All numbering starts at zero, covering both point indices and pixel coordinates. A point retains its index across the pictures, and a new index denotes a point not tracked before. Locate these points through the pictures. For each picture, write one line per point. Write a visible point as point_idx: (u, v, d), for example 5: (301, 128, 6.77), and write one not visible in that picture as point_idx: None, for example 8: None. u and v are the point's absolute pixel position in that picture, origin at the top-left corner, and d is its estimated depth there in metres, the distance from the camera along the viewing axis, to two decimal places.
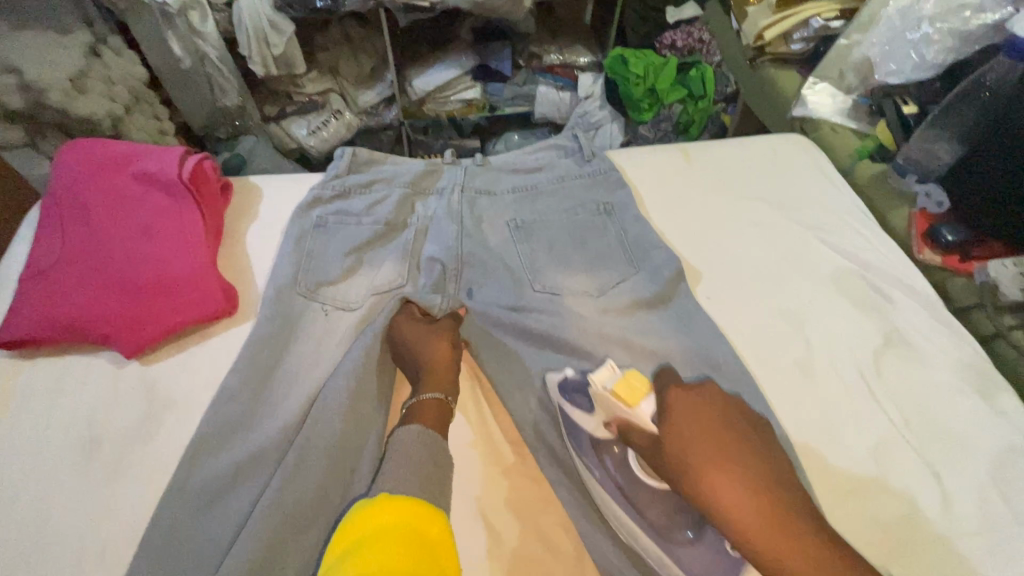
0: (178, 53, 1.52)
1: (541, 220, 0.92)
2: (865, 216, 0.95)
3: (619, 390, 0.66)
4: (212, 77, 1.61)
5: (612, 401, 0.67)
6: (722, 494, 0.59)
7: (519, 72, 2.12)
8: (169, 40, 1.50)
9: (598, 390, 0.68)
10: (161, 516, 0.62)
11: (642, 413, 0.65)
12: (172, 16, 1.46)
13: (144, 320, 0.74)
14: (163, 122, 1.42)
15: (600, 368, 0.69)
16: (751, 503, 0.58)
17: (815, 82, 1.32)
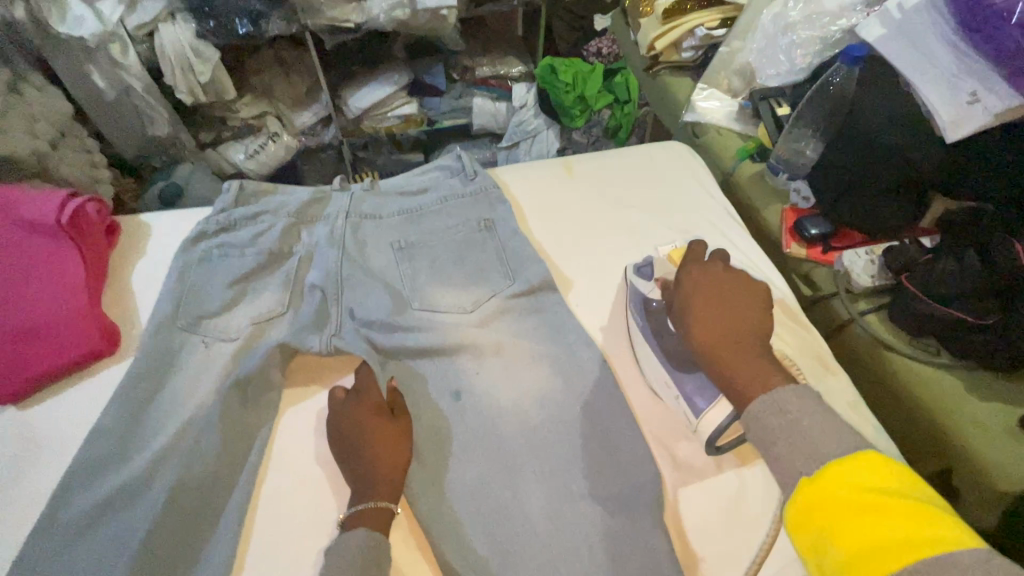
0: (101, 85, 1.53)
1: (424, 240, 0.95)
2: (731, 220, 1.02)
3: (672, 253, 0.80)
4: (139, 108, 1.62)
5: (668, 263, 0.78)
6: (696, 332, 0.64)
7: (454, 86, 2.16)
8: (91, 73, 1.50)
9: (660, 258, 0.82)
10: (27, 553, 0.64)
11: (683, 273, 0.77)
12: (92, 50, 1.46)
13: (17, 364, 0.76)
14: (93, 155, 1.40)
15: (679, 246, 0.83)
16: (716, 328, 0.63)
17: (703, 89, 1.38)
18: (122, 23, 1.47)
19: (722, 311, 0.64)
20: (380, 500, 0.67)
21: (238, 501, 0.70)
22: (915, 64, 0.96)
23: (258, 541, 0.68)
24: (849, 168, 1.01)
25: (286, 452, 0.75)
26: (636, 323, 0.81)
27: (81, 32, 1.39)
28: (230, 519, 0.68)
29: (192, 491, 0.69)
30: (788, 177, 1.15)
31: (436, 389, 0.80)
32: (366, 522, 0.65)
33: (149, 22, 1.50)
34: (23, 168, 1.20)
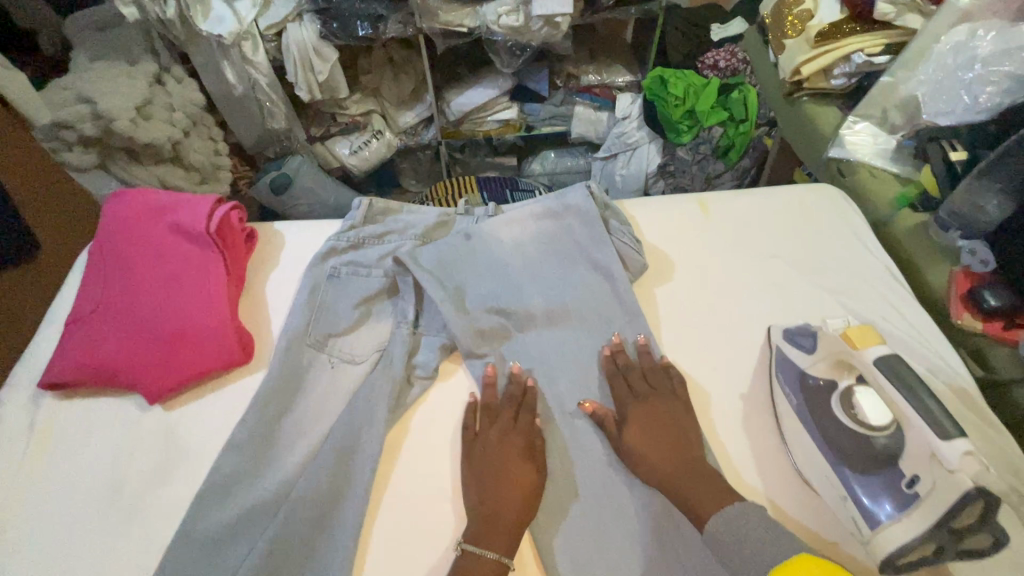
0: (232, 80, 1.57)
1: (545, 273, 0.90)
2: (894, 280, 0.89)
3: (849, 331, 0.65)
4: (262, 103, 1.66)
5: (840, 342, 0.66)
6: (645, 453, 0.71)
7: (555, 93, 2.06)
8: (224, 69, 1.55)
9: (830, 332, 0.70)
10: (168, 561, 0.66)
11: (869, 356, 0.62)
12: (227, 46, 1.51)
13: (168, 368, 0.80)
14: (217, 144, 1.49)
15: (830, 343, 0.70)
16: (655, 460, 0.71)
17: (856, 121, 1.23)
18: (256, 23, 1.52)
19: (669, 446, 0.71)
20: (498, 552, 0.65)
21: (347, 535, 0.68)
22: None
23: None
24: None
25: (397, 489, 0.73)
26: (787, 401, 0.72)
27: (219, 31, 1.45)
28: (337, 555, 0.67)
29: (308, 519, 0.69)
30: (960, 235, 1.00)
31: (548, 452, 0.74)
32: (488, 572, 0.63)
33: (279, 22, 1.54)
34: (163, 152, 1.32)
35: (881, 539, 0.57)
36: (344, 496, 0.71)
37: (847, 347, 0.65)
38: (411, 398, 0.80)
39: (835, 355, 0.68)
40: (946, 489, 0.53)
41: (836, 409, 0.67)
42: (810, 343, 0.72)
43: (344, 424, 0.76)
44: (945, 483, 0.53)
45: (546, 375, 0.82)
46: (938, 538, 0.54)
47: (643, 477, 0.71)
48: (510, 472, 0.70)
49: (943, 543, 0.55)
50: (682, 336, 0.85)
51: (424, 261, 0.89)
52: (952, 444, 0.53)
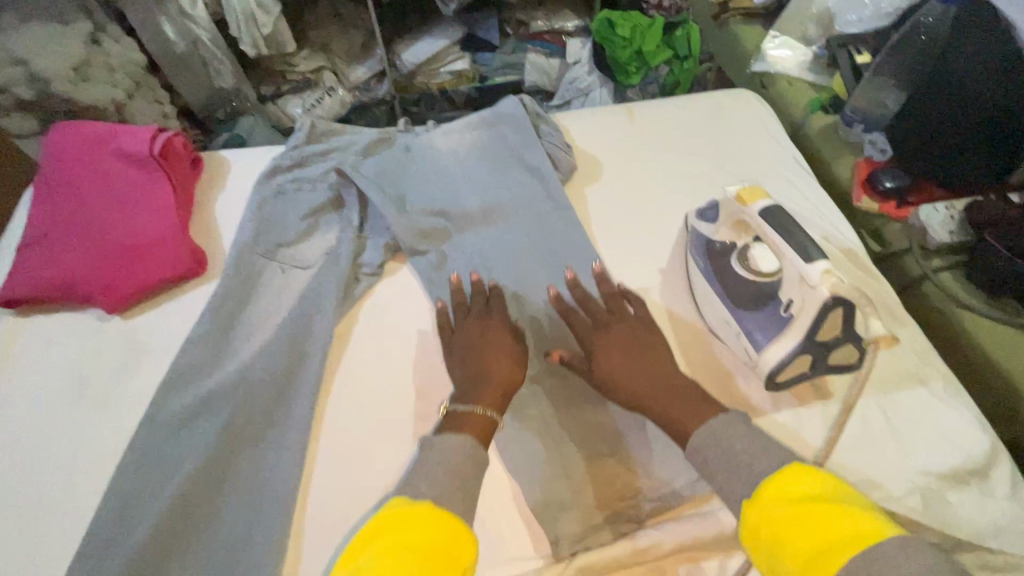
0: (173, 37, 1.56)
1: (482, 179, 0.96)
2: (799, 169, 0.99)
3: (740, 191, 0.74)
4: (206, 61, 1.63)
5: (734, 202, 0.75)
6: (619, 376, 0.68)
7: (506, 41, 2.10)
8: (162, 24, 1.54)
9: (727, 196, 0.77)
10: (136, 442, 0.72)
11: (755, 208, 0.72)
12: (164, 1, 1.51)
13: (123, 279, 0.84)
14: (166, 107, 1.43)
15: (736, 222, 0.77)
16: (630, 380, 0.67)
17: (775, 36, 1.30)
18: None
19: (644, 364, 0.68)
20: (484, 408, 0.65)
21: (302, 409, 0.75)
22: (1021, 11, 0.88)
23: (325, 446, 0.73)
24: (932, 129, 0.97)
25: (349, 369, 0.80)
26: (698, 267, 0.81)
27: None
28: (293, 427, 0.73)
29: (264, 398, 0.75)
30: (862, 130, 1.10)
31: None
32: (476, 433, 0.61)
33: None
34: (107, 115, 1.27)
35: (766, 359, 0.69)
36: (298, 379, 0.77)
37: (739, 205, 0.74)
38: (358, 292, 0.86)
39: (733, 216, 0.76)
40: (810, 304, 0.64)
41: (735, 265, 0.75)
42: (713, 215, 0.80)
43: (295, 318, 0.82)
44: (809, 299, 0.64)
45: (484, 267, 0.88)
46: (810, 349, 0.66)
47: (624, 400, 0.67)
48: (491, 345, 0.72)
49: (817, 356, 0.66)
50: (609, 227, 0.94)
51: (365, 171, 0.94)
52: (815, 265, 0.64)
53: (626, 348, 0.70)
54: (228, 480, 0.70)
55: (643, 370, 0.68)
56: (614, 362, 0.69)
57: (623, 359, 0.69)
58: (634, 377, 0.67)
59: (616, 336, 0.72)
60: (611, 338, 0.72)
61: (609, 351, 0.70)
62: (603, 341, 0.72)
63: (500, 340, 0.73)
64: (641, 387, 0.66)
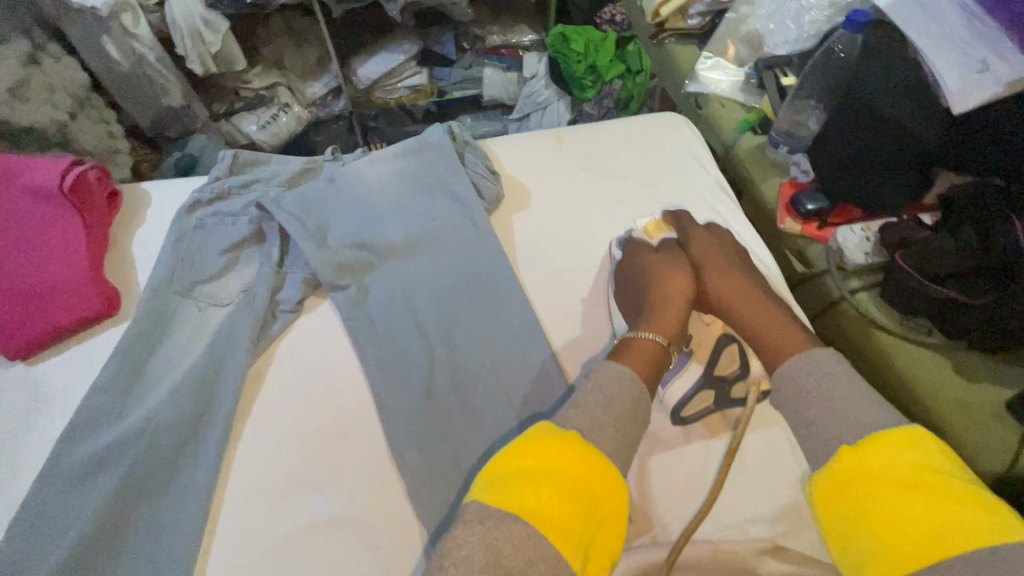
0: (115, 57, 1.46)
1: (406, 210, 0.95)
2: (722, 192, 1.01)
3: (649, 224, 0.90)
4: (153, 78, 1.56)
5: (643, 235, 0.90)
6: (723, 291, 0.80)
7: (464, 55, 2.11)
8: (104, 44, 1.43)
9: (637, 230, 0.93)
10: (30, 498, 0.69)
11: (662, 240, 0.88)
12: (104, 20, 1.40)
13: (26, 324, 0.81)
14: (111, 127, 1.38)
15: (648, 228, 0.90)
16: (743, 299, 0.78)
17: (707, 57, 1.32)
18: None
19: (749, 296, 0.78)
20: (658, 336, 0.74)
21: (211, 456, 0.73)
22: (939, 47, 0.86)
23: (232, 496, 0.71)
24: (847, 155, 0.97)
25: (261, 412, 0.78)
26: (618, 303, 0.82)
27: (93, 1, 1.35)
28: (201, 474, 0.71)
29: (171, 444, 0.73)
30: (788, 151, 1.12)
31: (406, 373, 0.81)
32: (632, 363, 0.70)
33: None
34: (52, 140, 1.22)
35: (669, 394, 0.76)
36: (209, 423, 0.75)
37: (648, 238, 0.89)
38: (275, 329, 0.85)
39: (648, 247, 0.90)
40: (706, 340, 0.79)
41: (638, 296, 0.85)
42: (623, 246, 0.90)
43: (207, 360, 0.80)
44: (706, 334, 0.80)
45: (406, 299, 0.88)
46: (710, 385, 0.76)
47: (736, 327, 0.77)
48: (664, 281, 0.81)
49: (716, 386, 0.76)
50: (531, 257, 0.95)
51: (288, 203, 0.94)
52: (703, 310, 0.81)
53: (715, 260, 0.84)
54: (127, 534, 0.68)
55: (736, 296, 0.79)
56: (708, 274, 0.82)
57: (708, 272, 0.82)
58: (729, 291, 0.79)
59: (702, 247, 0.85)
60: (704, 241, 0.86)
61: (716, 272, 0.81)
62: (701, 235, 0.87)
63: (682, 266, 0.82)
64: (737, 299, 0.78)
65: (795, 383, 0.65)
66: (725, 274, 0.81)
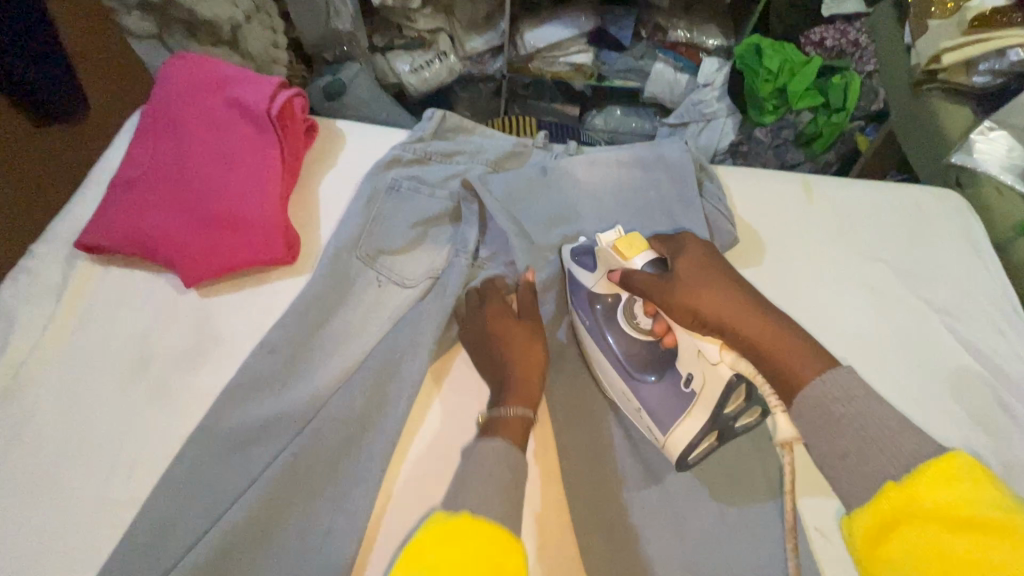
0: None
1: (622, 233, 0.82)
2: (1007, 309, 0.80)
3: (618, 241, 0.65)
4: None
5: (612, 255, 0.65)
6: (712, 306, 0.56)
7: (637, 44, 1.71)
8: None
9: (603, 246, 0.68)
10: (188, 452, 0.63)
11: (635, 264, 0.64)
12: None
13: (210, 253, 0.75)
14: (277, 36, 1.25)
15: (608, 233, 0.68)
16: (735, 320, 0.56)
17: (991, 127, 1.07)
18: None
19: (748, 325, 0.55)
20: (516, 409, 0.64)
21: (373, 463, 0.64)
22: None
23: (388, 520, 0.64)
24: None
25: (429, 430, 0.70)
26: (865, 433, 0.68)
27: None
28: (361, 482, 0.63)
29: (333, 437, 0.65)
30: None
31: (591, 428, 0.71)
32: (505, 433, 0.61)
33: None
34: (221, 34, 1.09)
35: (673, 439, 0.62)
36: (375, 423, 0.67)
37: (618, 256, 0.65)
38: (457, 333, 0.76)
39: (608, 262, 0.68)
40: (713, 383, 0.58)
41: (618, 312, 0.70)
42: (589, 262, 0.72)
43: (383, 348, 0.72)
44: (711, 376, 0.58)
45: None
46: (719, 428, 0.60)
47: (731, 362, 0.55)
48: (516, 335, 0.71)
49: (726, 428, 0.60)
50: None
51: (494, 188, 0.82)
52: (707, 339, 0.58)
53: (699, 279, 0.59)
54: (274, 522, 0.61)
55: (747, 327, 0.55)
56: (679, 300, 0.58)
57: (686, 291, 0.58)
58: (747, 331, 0.55)
59: (685, 269, 0.60)
60: (695, 263, 0.61)
61: (703, 295, 0.57)
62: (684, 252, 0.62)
63: (707, 277, 0.59)
64: (738, 323, 0.55)
65: (825, 412, 0.49)
66: (722, 296, 0.57)
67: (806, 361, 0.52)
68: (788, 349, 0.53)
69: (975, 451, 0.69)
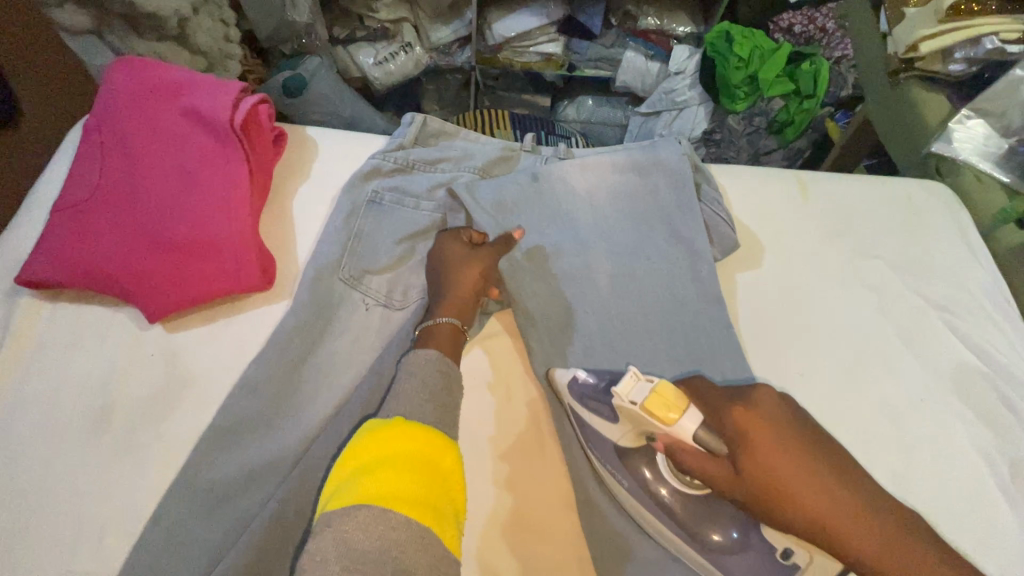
0: None
1: (621, 239, 0.78)
2: (1001, 301, 0.81)
3: (650, 407, 0.52)
4: None
5: (649, 421, 0.53)
6: (857, 544, 0.47)
7: (607, 32, 1.64)
8: None
9: (625, 404, 0.55)
10: (164, 511, 0.57)
11: (682, 432, 0.52)
12: None
13: (175, 283, 0.68)
14: (230, 30, 1.12)
15: (622, 378, 0.55)
16: (866, 535, 0.47)
17: (969, 116, 1.06)
18: None
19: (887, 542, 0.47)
20: (451, 320, 0.67)
21: None
22: None
23: None
24: None
25: None
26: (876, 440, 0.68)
27: None
28: None
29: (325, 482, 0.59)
30: None
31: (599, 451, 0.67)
32: (434, 341, 0.64)
33: None
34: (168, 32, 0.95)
35: None
36: None
37: (654, 423, 0.53)
38: None
39: (642, 426, 0.56)
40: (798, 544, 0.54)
41: (661, 469, 0.59)
42: (609, 410, 0.60)
43: (375, 379, 0.67)
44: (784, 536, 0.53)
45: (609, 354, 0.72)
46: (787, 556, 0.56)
47: None
48: (459, 265, 0.70)
49: None
50: (761, 337, 0.76)
51: (484, 198, 0.77)
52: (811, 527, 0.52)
53: (802, 493, 0.48)
54: None
55: (895, 560, 0.46)
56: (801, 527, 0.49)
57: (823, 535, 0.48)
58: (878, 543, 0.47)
59: (770, 466, 0.49)
60: (773, 446, 0.50)
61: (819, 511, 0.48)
62: (747, 423, 0.51)
63: (814, 485, 0.48)
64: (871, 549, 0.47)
65: None
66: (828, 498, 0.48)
67: (890, 549, 0.47)
68: (865, 535, 0.47)
69: (982, 451, 0.69)
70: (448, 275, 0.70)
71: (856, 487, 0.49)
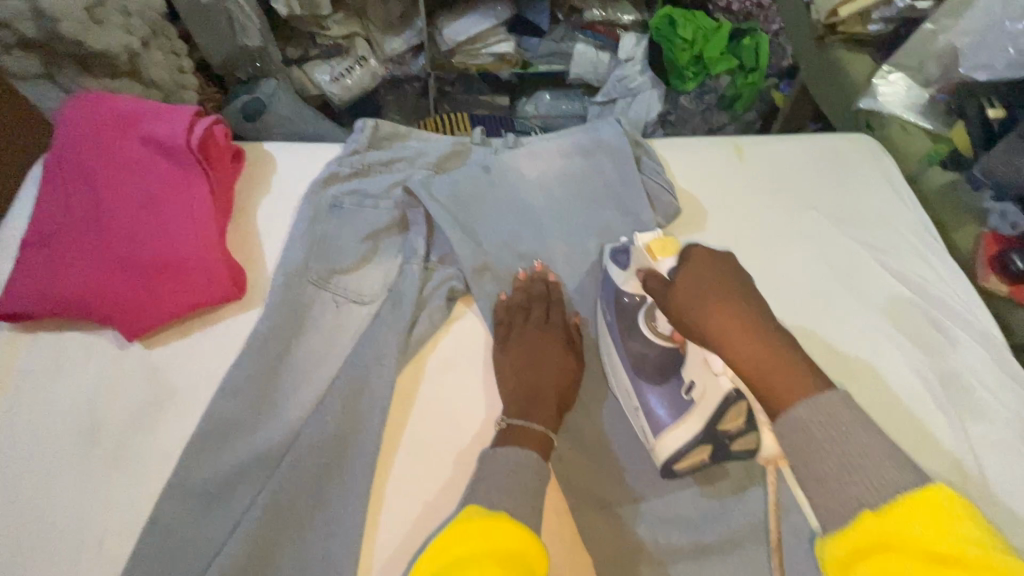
0: None
1: (573, 216, 0.83)
2: (928, 236, 0.87)
3: (651, 244, 0.64)
4: (233, 12, 1.33)
5: (644, 254, 0.65)
6: (727, 339, 0.52)
7: (555, 27, 1.69)
8: None
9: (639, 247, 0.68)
10: (161, 513, 0.60)
11: (661, 266, 0.63)
12: None
13: (149, 301, 0.71)
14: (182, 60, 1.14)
15: (647, 234, 0.69)
16: (749, 337, 0.51)
17: (889, 71, 1.15)
18: None
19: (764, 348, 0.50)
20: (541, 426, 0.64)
21: (358, 487, 0.63)
22: None
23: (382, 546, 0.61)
24: None
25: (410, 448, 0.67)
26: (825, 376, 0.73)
27: None
28: (349, 508, 0.62)
29: (313, 469, 0.63)
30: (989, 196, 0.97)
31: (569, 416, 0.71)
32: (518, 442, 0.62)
33: None
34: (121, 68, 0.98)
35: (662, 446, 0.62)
36: (355, 447, 0.65)
37: (649, 258, 0.65)
38: (426, 339, 0.74)
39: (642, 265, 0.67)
40: (713, 393, 0.57)
41: (638, 319, 0.67)
42: (624, 259, 0.71)
43: (351, 371, 0.70)
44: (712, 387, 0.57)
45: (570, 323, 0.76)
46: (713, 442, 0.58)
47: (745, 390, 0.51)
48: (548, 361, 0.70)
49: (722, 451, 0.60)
50: None
51: (439, 193, 0.81)
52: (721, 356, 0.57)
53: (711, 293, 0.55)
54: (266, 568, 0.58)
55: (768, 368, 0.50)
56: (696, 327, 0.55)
57: (703, 316, 0.54)
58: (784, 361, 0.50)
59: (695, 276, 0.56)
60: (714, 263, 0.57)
61: (720, 318, 0.53)
62: (702, 255, 0.58)
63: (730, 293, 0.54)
64: (749, 357, 0.51)
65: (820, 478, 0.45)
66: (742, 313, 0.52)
67: (781, 377, 0.49)
68: (788, 383, 0.49)
69: (918, 372, 0.75)
70: (532, 365, 0.69)
71: (759, 319, 0.52)
